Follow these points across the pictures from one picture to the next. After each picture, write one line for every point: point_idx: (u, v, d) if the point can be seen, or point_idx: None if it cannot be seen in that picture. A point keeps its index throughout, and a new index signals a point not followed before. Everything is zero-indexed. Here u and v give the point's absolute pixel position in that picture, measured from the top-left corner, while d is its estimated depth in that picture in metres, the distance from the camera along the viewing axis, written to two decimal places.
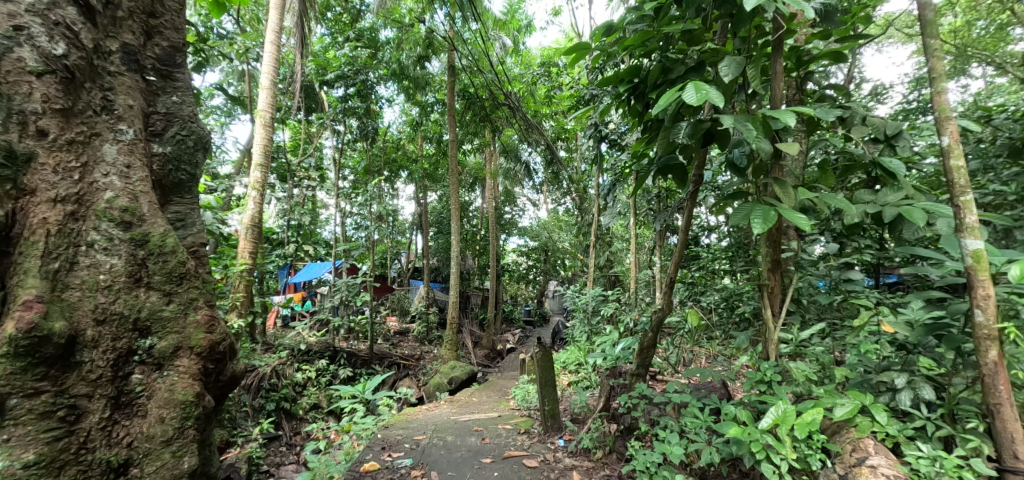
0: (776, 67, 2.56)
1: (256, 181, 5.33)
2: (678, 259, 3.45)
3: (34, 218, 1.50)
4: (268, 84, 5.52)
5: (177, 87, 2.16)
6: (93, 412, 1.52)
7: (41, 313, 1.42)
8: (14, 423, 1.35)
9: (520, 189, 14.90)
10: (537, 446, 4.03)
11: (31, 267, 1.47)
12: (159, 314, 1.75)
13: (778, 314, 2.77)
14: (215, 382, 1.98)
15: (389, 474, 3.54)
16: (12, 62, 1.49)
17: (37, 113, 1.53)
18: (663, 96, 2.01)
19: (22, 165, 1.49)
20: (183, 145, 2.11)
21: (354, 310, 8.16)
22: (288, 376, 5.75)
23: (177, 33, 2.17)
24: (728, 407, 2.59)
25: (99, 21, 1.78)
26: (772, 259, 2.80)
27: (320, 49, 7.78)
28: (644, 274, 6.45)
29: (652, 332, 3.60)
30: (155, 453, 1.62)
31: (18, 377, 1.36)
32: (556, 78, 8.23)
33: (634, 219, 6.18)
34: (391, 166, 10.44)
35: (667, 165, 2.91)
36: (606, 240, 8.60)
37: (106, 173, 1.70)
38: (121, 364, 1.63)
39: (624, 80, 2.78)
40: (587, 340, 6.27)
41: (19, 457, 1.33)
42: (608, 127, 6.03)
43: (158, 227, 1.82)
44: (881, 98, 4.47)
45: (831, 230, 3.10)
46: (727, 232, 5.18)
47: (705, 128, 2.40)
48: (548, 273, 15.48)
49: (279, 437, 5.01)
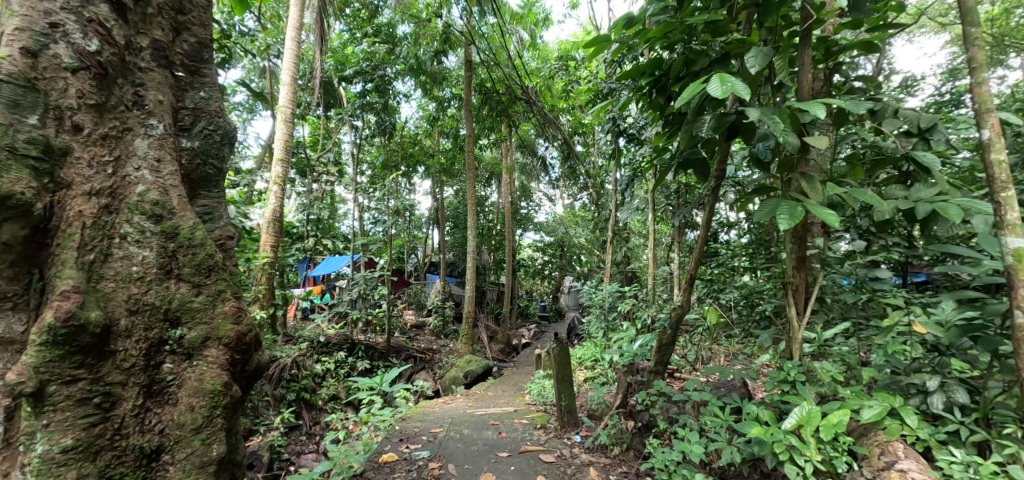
0: (804, 59, 2.50)
1: (278, 176, 5.45)
2: (699, 254, 3.40)
3: (70, 211, 1.50)
4: (289, 81, 5.63)
5: (205, 82, 2.08)
6: (127, 400, 1.54)
7: (78, 303, 1.42)
8: (53, 409, 1.38)
9: (536, 184, 14.91)
10: (554, 441, 4.03)
11: (68, 258, 1.48)
12: (188, 305, 1.72)
13: (802, 312, 2.73)
14: (251, 369, 1.97)
15: (407, 466, 3.58)
16: (49, 58, 1.50)
17: (71, 108, 1.53)
18: (686, 89, 1.96)
19: (57, 159, 1.49)
20: (210, 140, 2.06)
21: (372, 304, 8.30)
22: (308, 367, 5.90)
23: (205, 29, 2.08)
24: (749, 406, 2.56)
25: (130, 18, 1.75)
26: (798, 257, 2.75)
27: (340, 45, 8.18)
28: (663, 271, 6.36)
29: (670, 329, 3.56)
30: (186, 441, 1.62)
31: (56, 365, 1.38)
32: (574, 72, 8.01)
33: (652, 215, 6.13)
34: (409, 161, 10.46)
35: (688, 159, 2.88)
36: (623, 236, 8.57)
37: (138, 167, 1.70)
38: (153, 353, 1.62)
39: (645, 74, 2.76)
40: (603, 336, 6.27)
41: (57, 442, 1.37)
42: (627, 121, 6.06)
43: (188, 220, 1.79)
44: (912, 90, 4.28)
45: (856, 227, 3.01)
46: (748, 228, 5.08)
47: (730, 121, 2.32)
48: (564, 269, 15.49)
49: (299, 426, 5.15)
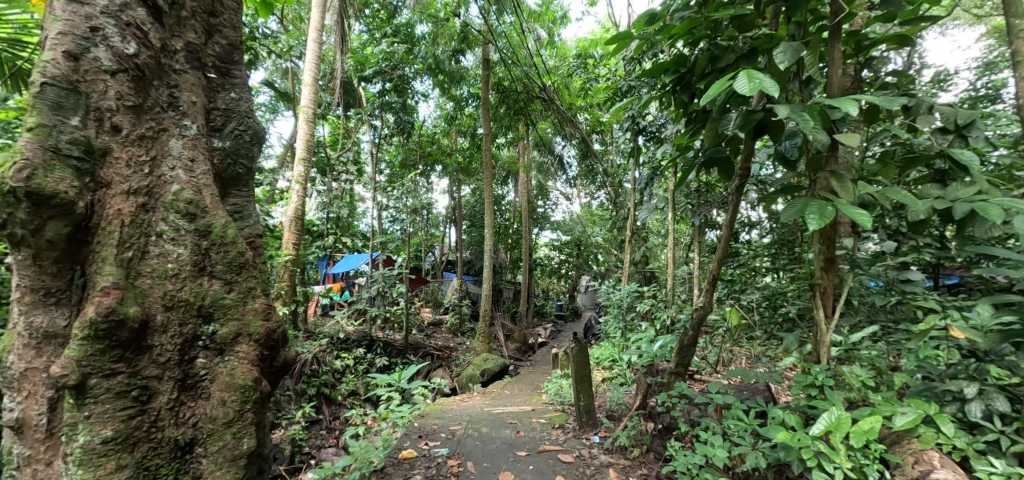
0: (834, 54, 2.42)
1: (300, 175, 5.55)
2: (722, 254, 3.34)
3: (109, 209, 1.55)
4: (310, 81, 5.71)
5: (236, 83, 2.08)
6: (163, 393, 1.57)
7: (118, 299, 1.47)
8: (94, 400, 1.43)
9: (553, 183, 14.86)
10: (573, 441, 4.02)
11: (107, 255, 1.53)
12: (220, 302, 1.74)
13: (831, 315, 2.66)
14: (282, 365, 1.98)
15: (427, 463, 3.61)
16: (90, 61, 1.54)
17: (111, 110, 1.58)
18: (712, 86, 1.92)
19: (98, 159, 1.55)
20: (241, 140, 2.05)
21: (391, 302, 8.40)
22: (328, 363, 6.01)
23: (236, 31, 2.08)
24: (775, 410, 2.51)
25: (165, 21, 1.78)
26: (826, 258, 2.67)
27: (359, 46, 8.28)
28: (683, 271, 6.27)
29: (692, 330, 3.51)
30: (218, 434, 1.65)
31: (97, 358, 1.43)
32: (592, 69, 7.99)
33: (672, 214, 6.05)
34: (426, 159, 10.55)
35: (713, 157, 2.83)
36: (642, 235, 8.48)
37: (173, 167, 1.72)
38: (187, 348, 1.65)
39: (668, 71, 2.72)
40: (621, 336, 6.23)
41: (98, 433, 1.42)
42: (646, 119, 6.00)
43: (221, 219, 1.80)
44: (945, 85, 4.13)
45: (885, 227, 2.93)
46: (770, 228, 4.98)
47: (758, 118, 2.27)
48: (581, 268, 15.41)
49: (319, 421, 5.30)
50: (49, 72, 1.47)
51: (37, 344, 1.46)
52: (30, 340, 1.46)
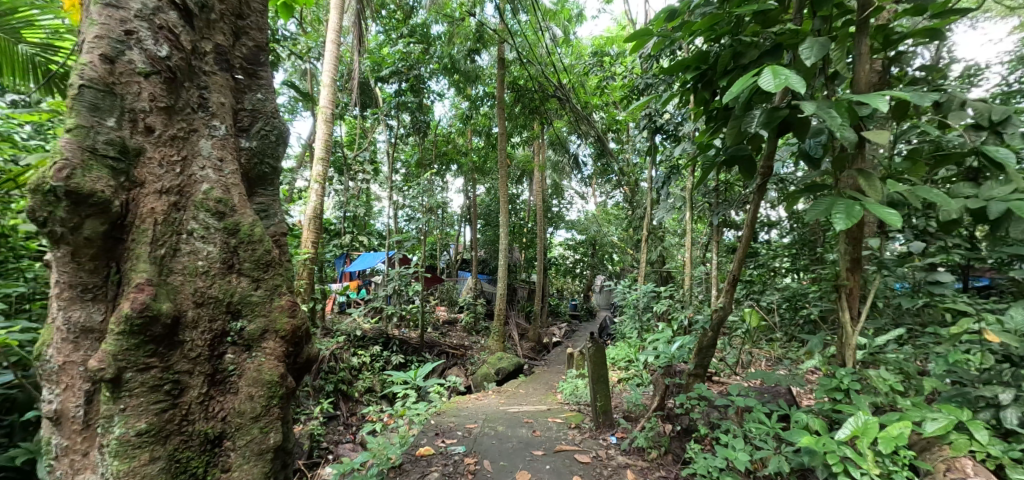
0: (861, 49, 2.36)
1: (318, 175, 5.64)
2: (743, 254, 3.29)
3: (143, 208, 1.59)
4: (328, 82, 5.80)
5: (262, 84, 2.11)
6: (193, 387, 1.61)
7: (151, 295, 1.51)
8: (129, 394, 1.47)
9: (568, 182, 14.80)
10: (589, 441, 4.00)
11: (141, 253, 1.57)
12: (248, 298, 1.77)
13: (857, 317, 2.60)
14: (307, 361, 2.01)
15: (443, 460, 3.63)
16: (124, 64, 1.59)
17: (144, 111, 1.62)
18: (736, 83, 1.89)
19: (132, 159, 1.59)
20: (267, 140, 2.07)
21: (406, 300, 8.48)
22: (345, 360, 6.10)
23: (262, 33, 2.11)
24: (798, 414, 2.46)
25: (196, 24, 1.81)
26: (852, 259, 2.61)
27: (376, 47, 8.37)
28: (700, 271, 6.19)
29: (711, 332, 3.47)
30: (246, 428, 1.68)
31: (132, 352, 1.47)
32: (608, 67, 7.80)
33: (690, 213, 5.98)
34: (442, 159, 10.61)
35: (735, 156, 2.78)
36: (658, 235, 8.40)
37: (203, 167, 1.76)
38: (217, 344, 1.68)
39: (689, 68, 2.68)
40: (637, 337, 6.17)
41: (133, 425, 1.46)
42: (663, 118, 5.94)
43: (248, 217, 1.84)
44: (976, 80, 3.99)
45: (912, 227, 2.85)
46: (791, 228, 4.88)
47: (783, 116, 2.22)
48: (596, 268, 15.33)
49: (337, 417, 5.38)
50: (86, 74, 1.51)
51: (75, 339, 1.51)
52: (68, 334, 1.51)
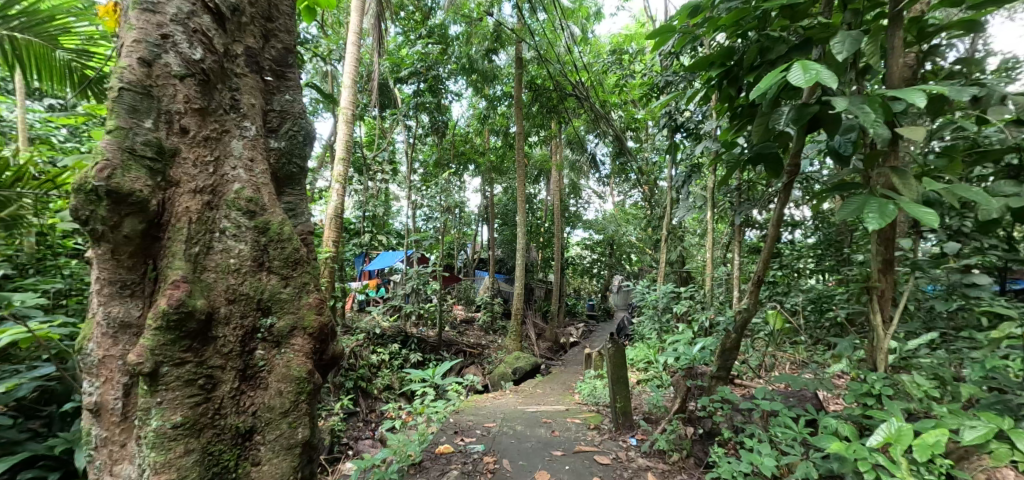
0: (895, 42, 2.27)
1: (339, 175, 5.72)
2: (768, 255, 3.22)
3: (179, 207, 1.64)
4: (349, 84, 5.90)
5: (290, 86, 2.15)
6: (226, 382, 1.65)
7: (186, 292, 1.56)
8: (166, 387, 1.52)
9: (585, 182, 14.71)
10: (609, 442, 3.97)
11: (177, 251, 1.62)
12: (277, 296, 1.80)
13: (890, 320, 2.51)
14: (333, 358, 2.04)
15: (462, 458, 3.64)
16: (161, 67, 1.64)
17: (179, 113, 1.67)
18: (764, 79, 1.83)
19: (168, 160, 1.64)
20: (295, 140, 2.11)
21: (424, 298, 8.56)
22: (364, 357, 6.18)
23: (290, 35, 2.14)
24: (827, 419, 2.40)
25: (228, 27, 1.85)
26: (885, 259, 2.52)
27: (395, 48, 8.46)
28: (722, 272, 6.08)
29: (734, 333, 3.40)
30: (276, 423, 1.72)
31: (168, 347, 1.52)
32: (628, 66, 7.76)
33: (711, 213, 5.87)
34: (460, 158, 10.66)
35: (761, 154, 2.72)
36: (678, 235, 8.28)
37: (234, 167, 1.80)
38: (248, 340, 1.72)
39: (713, 65, 2.63)
40: (657, 338, 6.10)
41: (169, 418, 1.50)
42: (684, 116, 5.85)
43: (277, 216, 1.87)
44: (1015, 74, 3.83)
45: (946, 227, 2.75)
46: (816, 228, 4.77)
47: (813, 112, 2.16)
48: (613, 267, 15.22)
49: (357, 413, 5.47)
50: (126, 78, 1.57)
51: (114, 334, 1.56)
52: (108, 329, 1.56)
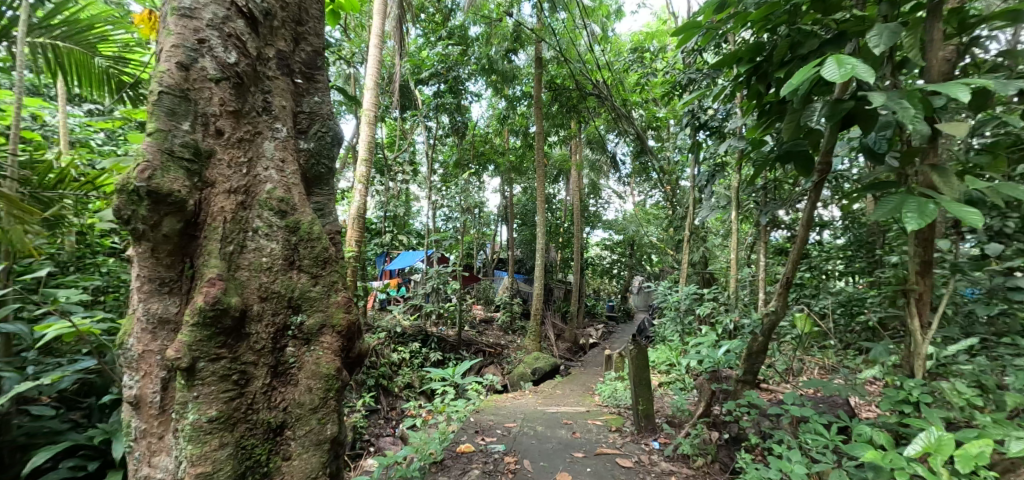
0: (934, 35, 2.18)
1: (362, 176, 5.82)
2: (797, 256, 3.14)
3: (214, 207, 1.69)
4: (371, 86, 5.98)
5: (319, 88, 2.18)
6: (258, 378, 1.68)
7: (222, 289, 1.60)
8: (202, 382, 1.56)
9: (605, 181, 14.60)
10: (631, 445, 3.93)
11: (213, 249, 1.66)
12: (307, 294, 1.84)
13: (928, 324, 2.41)
14: (360, 356, 2.07)
15: (483, 458, 3.65)
16: (198, 71, 1.69)
17: (215, 115, 1.72)
18: (796, 74, 1.77)
19: (204, 161, 1.69)
20: (324, 141, 2.13)
21: (444, 298, 8.62)
22: (386, 356, 6.27)
23: (320, 38, 2.18)
24: (861, 427, 2.32)
25: (260, 31, 1.90)
26: (922, 261, 2.41)
27: (415, 50, 8.57)
28: (746, 273, 5.95)
29: (761, 337, 3.32)
30: (305, 419, 1.75)
31: (205, 343, 1.56)
32: (650, 64, 7.68)
33: (736, 213, 5.75)
34: (480, 159, 10.72)
35: (790, 151, 2.63)
36: (700, 235, 8.14)
37: (266, 167, 1.84)
38: (279, 337, 1.76)
39: (741, 61, 2.57)
40: (679, 340, 6.00)
41: (204, 412, 1.54)
42: (707, 114, 5.74)
43: (307, 215, 1.91)
44: None
45: (988, 228, 2.64)
46: (845, 228, 4.63)
47: (848, 108, 2.08)
48: (634, 268, 15.08)
49: (378, 410, 5.54)
50: (165, 81, 1.62)
51: (153, 329, 1.61)
52: (147, 325, 1.61)
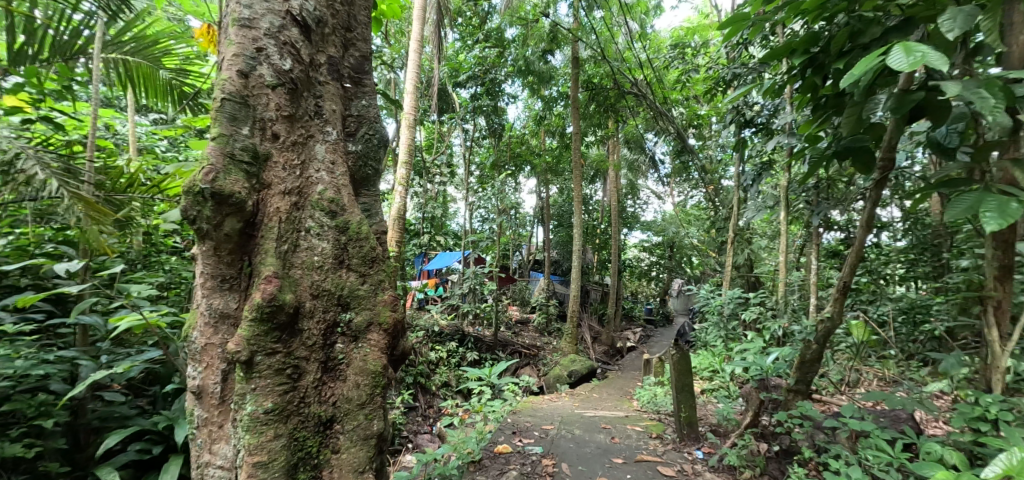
0: (1015, 17, 2.00)
1: (402, 178, 5.95)
2: (855, 259, 2.94)
3: (270, 208, 1.77)
4: (411, 90, 6.10)
5: (366, 91, 2.23)
6: (310, 373, 1.75)
7: (277, 287, 1.67)
8: (259, 375, 1.63)
9: (643, 181, 14.30)
10: (673, 453, 3.81)
11: (269, 248, 1.74)
12: (356, 292, 1.89)
13: (1009, 335, 2.18)
14: (405, 354, 2.11)
15: (521, 459, 3.64)
16: (256, 78, 1.78)
17: (272, 120, 1.81)
18: (856, 64, 1.63)
19: (261, 163, 1.77)
20: (371, 143, 2.19)
21: (480, 298, 8.69)
22: (424, 354, 6.38)
23: (367, 44, 2.24)
24: (930, 445, 2.15)
25: (312, 38, 1.97)
26: (1001, 265, 2.18)
27: (453, 53, 8.79)
28: (796, 277, 5.67)
29: (815, 344, 3.14)
30: (353, 414, 1.80)
31: (262, 338, 1.64)
32: (691, 60, 7.45)
33: (785, 214, 5.48)
34: (516, 160, 10.75)
35: (849, 147, 2.47)
36: (745, 237, 7.83)
37: (318, 170, 1.91)
38: (329, 334, 1.82)
39: (796, 53, 2.44)
40: (722, 345, 5.79)
41: (261, 404, 1.61)
42: (753, 110, 5.51)
43: (356, 216, 1.96)
44: None
45: None
46: (907, 230, 4.32)
47: (917, 100, 1.93)
48: (673, 271, 14.69)
49: (416, 408, 5.66)
50: (227, 89, 1.72)
51: (215, 323, 1.71)
52: (209, 319, 1.71)
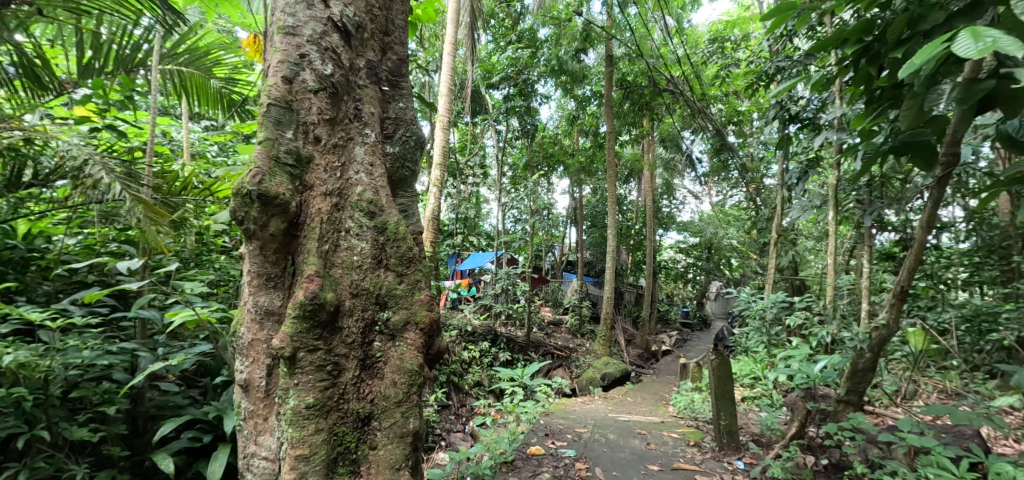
0: None
1: (436, 179, 6.03)
2: (913, 261, 2.75)
3: (313, 209, 1.83)
4: (445, 92, 6.17)
5: (404, 94, 2.27)
6: (349, 370, 1.79)
7: (319, 285, 1.72)
8: (301, 371, 1.69)
9: (680, 181, 13.92)
10: (711, 462, 3.69)
11: (311, 248, 1.79)
12: (393, 291, 1.93)
13: None
14: (440, 353, 2.13)
15: (553, 462, 3.61)
16: (300, 83, 1.84)
17: (314, 123, 1.86)
18: (915, 55, 1.52)
19: (305, 166, 1.83)
20: (408, 145, 2.22)
21: (513, 299, 8.69)
22: (456, 354, 6.44)
23: (404, 47, 2.28)
24: (1000, 465, 1.98)
25: (352, 42, 2.02)
26: None
27: (486, 55, 8.83)
28: (845, 281, 5.37)
29: (869, 353, 2.96)
30: (390, 411, 1.83)
31: (304, 335, 1.69)
32: (730, 55, 7.20)
33: (833, 214, 5.20)
34: (549, 160, 10.71)
35: (908, 142, 2.31)
36: (789, 238, 7.48)
37: (357, 171, 1.96)
38: (367, 332, 1.86)
39: (849, 43, 2.30)
40: (764, 351, 5.55)
41: (303, 398, 1.67)
42: (798, 105, 5.26)
43: (393, 217, 2.00)
44: None
45: None
46: (971, 231, 4.01)
47: (987, 89, 1.79)
48: (712, 273, 14.24)
49: (449, 406, 5.72)
50: (273, 94, 1.79)
51: (261, 319, 1.78)
52: (256, 315, 1.78)
